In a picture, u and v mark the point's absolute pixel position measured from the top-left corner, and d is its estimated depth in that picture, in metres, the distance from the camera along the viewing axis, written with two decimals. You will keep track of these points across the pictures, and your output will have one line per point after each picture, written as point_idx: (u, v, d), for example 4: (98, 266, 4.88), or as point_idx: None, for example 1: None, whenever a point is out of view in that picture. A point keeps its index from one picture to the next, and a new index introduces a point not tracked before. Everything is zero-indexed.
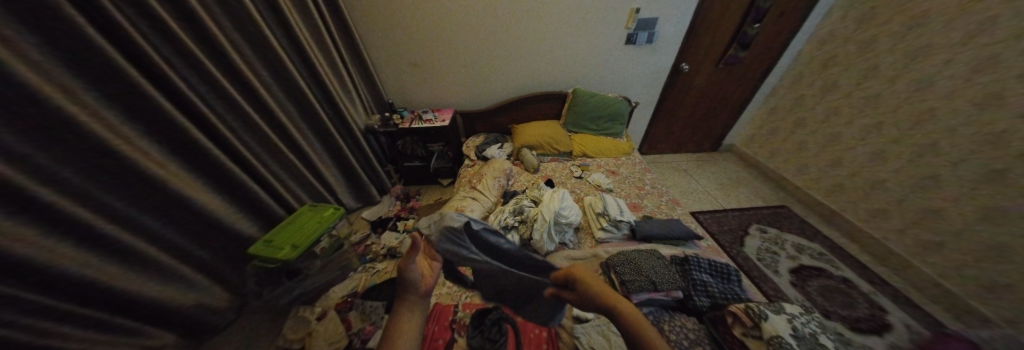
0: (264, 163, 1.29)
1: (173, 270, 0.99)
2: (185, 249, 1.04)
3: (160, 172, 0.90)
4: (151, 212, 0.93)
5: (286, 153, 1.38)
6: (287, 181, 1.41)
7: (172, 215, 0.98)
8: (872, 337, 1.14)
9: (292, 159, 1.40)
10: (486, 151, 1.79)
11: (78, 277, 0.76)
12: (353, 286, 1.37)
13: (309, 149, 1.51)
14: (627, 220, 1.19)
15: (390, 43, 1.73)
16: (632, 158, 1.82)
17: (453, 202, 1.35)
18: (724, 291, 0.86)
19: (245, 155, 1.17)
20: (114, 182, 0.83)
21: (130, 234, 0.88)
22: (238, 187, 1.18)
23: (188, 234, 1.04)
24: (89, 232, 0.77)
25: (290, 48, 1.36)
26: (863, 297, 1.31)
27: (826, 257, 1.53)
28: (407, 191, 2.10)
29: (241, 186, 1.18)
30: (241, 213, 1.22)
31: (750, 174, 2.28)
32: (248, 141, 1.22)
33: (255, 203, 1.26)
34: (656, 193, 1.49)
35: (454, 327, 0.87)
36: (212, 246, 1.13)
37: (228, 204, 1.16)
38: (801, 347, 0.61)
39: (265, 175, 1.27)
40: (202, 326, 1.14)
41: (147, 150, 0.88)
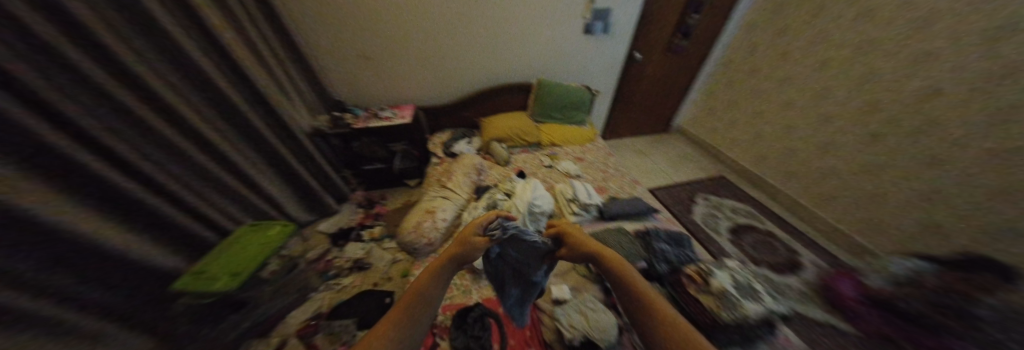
0: (195, 187, 1.05)
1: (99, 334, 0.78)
2: (118, 307, 0.82)
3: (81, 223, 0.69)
4: (68, 273, 0.69)
5: (221, 171, 1.13)
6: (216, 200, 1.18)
7: (92, 268, 0.74)
8: (791, 276, 1.39)
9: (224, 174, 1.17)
10: (454, 147, 1.71)
11: None
12: (317, 307, 1.26)
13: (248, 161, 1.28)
14: (594, 203, 1.26)
15: (334, 32, 1.52)
16: (595, 144, 1.91)
17: (422, 203, 1.28)
18: (680, 255, 0.96)
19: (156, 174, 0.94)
20: (31, 245, 0.61)
21: (57, 306, 0.66)
22: (158, 218, 0.94)
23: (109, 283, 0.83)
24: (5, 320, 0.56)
25: None
26: (783, 244, 1.59)
27: (755, 216, 1.81)
28: (370, 197, 1.94)
29: (160, 216, 0.95)
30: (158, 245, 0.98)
31: (694, 150, 2.57)
32: (176, 168, 0.97)
33: (178, 230, 1.04)
34: (619, 175, 1.60)
35: (435, 330, 0.85)
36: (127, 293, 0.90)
37: (147, 240, 0.93)
38: (740, 295, 0.71)
39: (194, 199, 1.05)
40: None
41: (52, 197, 0.64)
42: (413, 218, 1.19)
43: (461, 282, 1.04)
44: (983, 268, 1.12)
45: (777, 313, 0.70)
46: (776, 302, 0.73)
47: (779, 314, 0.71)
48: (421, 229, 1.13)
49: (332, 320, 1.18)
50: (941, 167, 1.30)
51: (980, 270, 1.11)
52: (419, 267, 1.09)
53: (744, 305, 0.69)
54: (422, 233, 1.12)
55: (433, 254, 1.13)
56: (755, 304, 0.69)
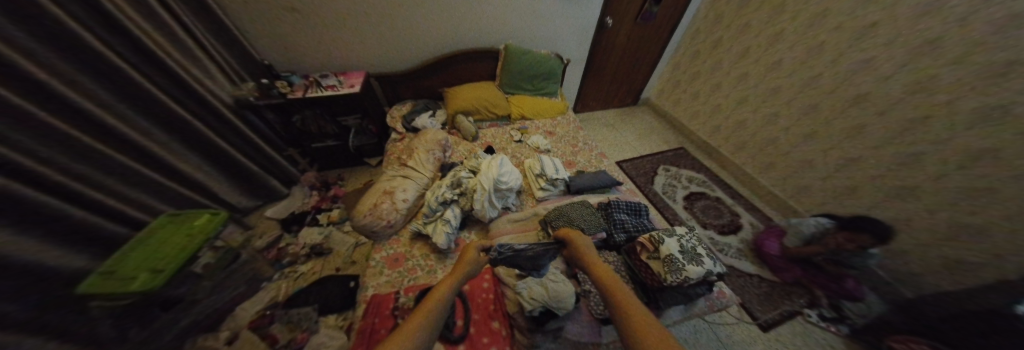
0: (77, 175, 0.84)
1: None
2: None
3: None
4: None
5: (109, 151, 0.92)
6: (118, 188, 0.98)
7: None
8: (731, 236, 1.58)
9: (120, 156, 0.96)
10: (416, 122, 1.56)
11: None
12: (272, 296, 1.21)
13: (155, 143, 1.05)
14: (562, 178, 1.26)
15: None
16: (566, 117, 1.87)
17: (379, 183, 1.18)
18: (637, 225, 1.01)
19: None
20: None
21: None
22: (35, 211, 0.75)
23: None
24: None
25: None
26: (728, 209, 1.77)
27: (707, 184, 1.97)
28: (326, 178, 1.77)
29: (36, 212, 0.75)
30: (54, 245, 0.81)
31: (660, 123, 2.65)
32: (43, 150, 0.77)
33: (79, 226, 0.86)
34: (588, 149, 1.60)
35: (397, 313, 0.84)
36: None
37: (35, 240, 0.76)
38: (685, 259, 0.76)
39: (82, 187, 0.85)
40: None
41: None
42: (369, 200, 1.10)
43: (425, 263, 1.01)
44: (869, 220, 1.16)
45: (714, 272, 0.76)
46: (715, 263, 0.78)
47: (716, 273, 0.77)
48: (378, 211, 1.05)
49: (290, 308, 1.13)
50: (855, 135, 1.46)
51: (865, 226, 1.15)
52: (380, 250, 1.05)
53: (686, 267, 0.74)
54: (380, 216, 1.04)
55: (395, 236, 1.08)
56: (697, 267, 0.75)
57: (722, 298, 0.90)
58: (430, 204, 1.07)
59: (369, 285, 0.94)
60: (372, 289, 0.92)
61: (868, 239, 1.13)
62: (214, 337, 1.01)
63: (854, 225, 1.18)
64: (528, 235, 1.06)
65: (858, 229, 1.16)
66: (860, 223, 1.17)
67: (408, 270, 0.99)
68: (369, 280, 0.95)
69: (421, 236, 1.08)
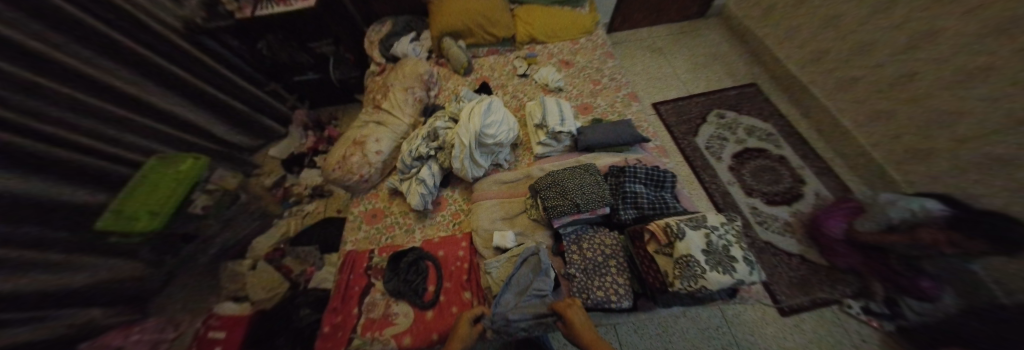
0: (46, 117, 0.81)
1: (40, 262, 0.79)
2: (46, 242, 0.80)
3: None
4: None
5: (68, 89, 0.85)
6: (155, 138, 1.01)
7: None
8: (781, 207, 1.26)
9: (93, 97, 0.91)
10: (394, 48, 1.26)
11: None
12: (283, 232, 1.29)
13: (113, 76, 0.95)
14: (568, 131, 0.97)
15: None
16: (593, 39, 1.37)
17: (352, 131, 1.05)
18: (654, 200, 0.77)
19: None
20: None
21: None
22: (24, 154, 0.76)
23: (27, 221, 0.77)
24: None
25: None
26: (790, 172, 1.37)
27: (772, 137, 1.50)
28: (318, 117, 1.67)
29: (26, 154, 0.76)
30: (86, 186, 0.88)
31: (730, 46, 1.92)
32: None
33: (82, 170, 0.89)
34: (614, 87, 1.21)
35: (370, 272, 0.83)
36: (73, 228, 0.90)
37: (42, 180, 0.80)
38: (707, 263, 0.55)
39: (56, 130, 0.82)
40: None
41: None
42: (340, 151, 0.99)
43: (403, 221, 0.95)
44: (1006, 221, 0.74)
45: (748, 284, 0.55)
46: (753, 272, 0.56)
47: (750, 285, 0.55)
48: (348, 165, 0.94)
49: (297, 245, 1.22)
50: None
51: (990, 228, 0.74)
52: (359, 204, 0.99)
53: (705, 276, 0.53)
54: (351, 170, 0.94)
55: (373, 191, 1.01)
56: (723, 275, 0.54)
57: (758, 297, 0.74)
58: (404, 160, 0.93)
59: (347, 239, 0.92)
60: (350, 244, 0.91)
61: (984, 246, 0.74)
62: (242, 264, 1.18)
63: (972, 224, 0.77)
64: (514, 200, 0.89)
65: (976, 229, 0.76)
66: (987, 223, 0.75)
67: (385, 227, 0.94)
68: (347, 234, 0.93)
69: (399, 193, 1.00)
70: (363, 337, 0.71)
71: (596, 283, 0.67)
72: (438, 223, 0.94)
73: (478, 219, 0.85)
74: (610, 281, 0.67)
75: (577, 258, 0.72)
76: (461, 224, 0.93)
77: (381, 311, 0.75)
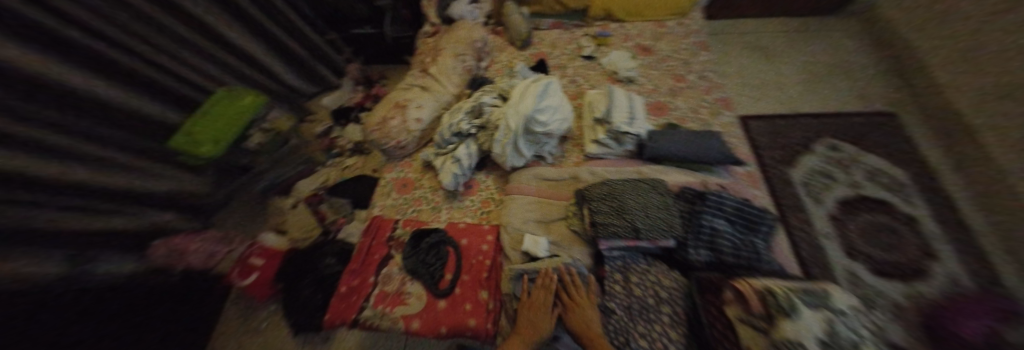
0: (132, 31, 0.87)
1: (113, 161, 0.89)
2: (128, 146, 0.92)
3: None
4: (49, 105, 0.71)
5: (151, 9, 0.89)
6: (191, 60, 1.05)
7: (40, 92, 0.69)
8: (894, 283, 0.90)
9: (174, 23, 0.96)
10: (451, 8, 1.15)
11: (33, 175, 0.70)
12: (322, 180, 1.35)
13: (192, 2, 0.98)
14: (635, 133, 0.79)
15: None
16: (686, 24, 1.10)
17: (395, 92, 0.99)
18: (737, 246, 0.60)
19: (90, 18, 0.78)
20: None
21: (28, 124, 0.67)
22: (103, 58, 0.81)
23: (108, 124, 0.86)
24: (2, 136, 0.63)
25: None
26: (916, 240, 0.97)
27: (903, 190, 1.08)
28: (368, 73, 1.67)
29: (106, 60, 0.82)
30: (151, 99, 0.96)
31: (868, 57, 1.46)
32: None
33: (155, 86, 0.96)
34: (701, 87, 0.97)
35: (391, 243, 0.80)
36: (157, 139, 1.01)
37: (121, 87, 0.87)
38: None
39: (135, 43, 0.88)
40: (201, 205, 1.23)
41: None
42: (381, 111, 0.95)
43: (431, 197, 0.90)
44: None
45: None
46: None
47: None
48: (385, 128, 0.90)
49: (333, 196, 1.27)
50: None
51: None
52: (391, 170, 0.96)
53: None
54: (388, 134, 0.89)
55: (406, 160, 0.96)
56: None
57: None
58: (443, 133, 0.86)
59: (375, 204, 0.91)
60: (377, 209, 0.89)
61: None
62: (285, 202, 1.27)
63: None
64: (553, 202, 0.77)
65: None
66: None
67: (413, 199, 0.90)
68: (376, 199, 0.91)
69: (431, 167, 0.94)
70: (373, 309, 0.68)
71: (640, 330, 0.54)
72: (466, 207, 0.87)
73: (510, 214, 0.76)
74: (659, 331, 0.54)
75: (620, 291, 0.60)
76: (489, 214, 0.85)
77: (396, 286, 0.72)
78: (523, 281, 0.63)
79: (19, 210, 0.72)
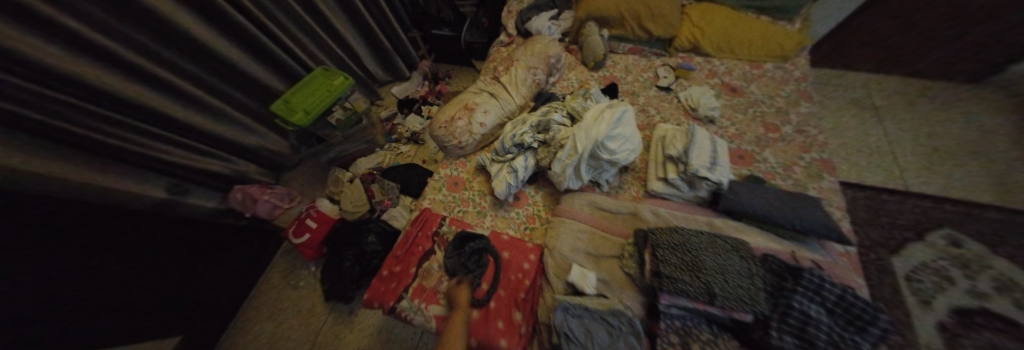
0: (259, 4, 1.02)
1: (223, 112, 1.06)
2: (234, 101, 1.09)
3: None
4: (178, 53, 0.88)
5: None
6: (301, 39, 1.22)
7: (171, 40, 0.84)
8: None
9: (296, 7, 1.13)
10: (531, 22, 1.18)
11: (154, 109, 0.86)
12: (378, 161, 1.45)
13: None
14: (715, 181, 0.71)
15: None
16: (786, 68, 0.99)
17: (466, 95, 1.04)
18: (840, 346, 0.49)
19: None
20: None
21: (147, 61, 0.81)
22: (231, 22, 0.95)
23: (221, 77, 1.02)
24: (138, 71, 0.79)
25: None
26: None
27: None
28: (437, 70, 1.78)
29: (232, 24, 0.96)
30: (262, 66, 1.14)
31: None
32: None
33: (267, 55, 1.12)
34: (797, 142, 0.85)
35: (435, 239, 0.82)
36: (260, 100, 1.19)
37: (238, 49, 1.03)
38: None
39: (261, 16, 1.03)
40: (279, 163, 1.40)
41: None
42: (450, 111, 0.99)
43: (478, 201, 0.90)
44: None
45: None
46: None
47: None
48: (452, 127, 0.93)
49: (385, 178, 1.35)
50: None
51: None
52: (446, 167, 1.00)
53: None
54: (452, 133, 0.93)
55: (462, 160, 0.99)
56: None
57: None
58: (504, 142, 0.86)
59: (426, 196, 0.94)
60: (427, 202, 0.92)
61: None
62: (343, 174, 1.38)
63: None
64: (608, 237, 0.73)
65: None
66: None
67: (461, 199, 0.91)
68: (428, 192, 0.95)
69: (484, 171, 0.95)
70: (411, 301, 0.71)
71: None
72: (511, 219, 0.86)
73: (558, 238, 0.73)
74: None
75: None
76: (534, 232, 0.82)
77: (434, 282, 0.74)
78: (562, 313, 0.58)
79: (140, 135, 0.86)
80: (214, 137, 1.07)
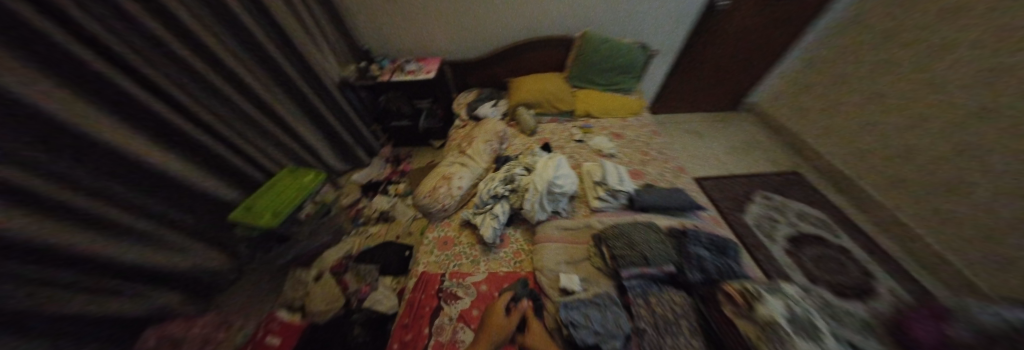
0: (224, 122, 1.14)
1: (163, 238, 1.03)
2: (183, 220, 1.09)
3: (67, 114, 0.73)
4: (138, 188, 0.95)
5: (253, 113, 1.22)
6: (267, 148, 1.33)
7: (109, 166, 0.87)
8: (855, 302, 1.18)
9: (265, 123, 1.28)
10: (479, 110, 1.61)
11: (94, 250, 0.84)
12: (348, 248, 1.41)
13: (283, 110, 1.35)
14: (626, 190, 1.11)
15: None
16: (640, 119, 1.62)
17: (441, 168, 1.29)
18: (722, 266, 0.81)
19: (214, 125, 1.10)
20: (62, 143, 0.76)
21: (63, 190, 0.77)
22: (194, 146, 1.07)
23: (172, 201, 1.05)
24: (93, 216, 0.83)
25: None
26: (857, 265, 1.31)
27: (828, 226, 1.48)
28: (397, 154, 2.02)
29: (190, 140, 1.05)
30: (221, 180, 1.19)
31: (767, 137, 2.10)
32: (198, 96, 1.05)
33: (228, 167, 1.20)
34: (662, 159, 1.37)
35: (441, 295, 0.89)
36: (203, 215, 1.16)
37: (197, 170, 1.09)
38: (794, 331, 0.58)
39: (226, 131, 1.15)
40: (202, 284, 1.22)
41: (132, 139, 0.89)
42: (430, 182, 1.22)
43: (470, 251, 1.04)
44: None
45: None
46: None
47: None
48: (436, 193, 1.15)
49: (359, 262, 1.31)
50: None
51: None
52: (433, 230, 1.14)
53: (795, 343, 0.55)
54: (437, 198, 1.14)
55: (447, 220, 1.16)
56: (815, 346, 0.56)
57: None
58: (482, 195, 1.10)
59: (420, 261, 1.03)
60: (422, 266, 1.01)
61: None
62: (308, 274, 1.29)
63: None
64: (579, 247, 0.97)
65: None
66: None
67: (454, 254, 1.03)
68: (421, 256, 1.04)
69: (469, 225, 1.13)
70: None
71: (670, 343, 0.67)
72: (501, 258, 1.02)
73: (544, 258, 0.93)
74: (685, 342, 0.67)
75: (646, 313, 0.74)
76: (523, 263, 1.00)
77: (449, 336, 0.79)
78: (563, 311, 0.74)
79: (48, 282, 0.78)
80: (126, 263, 0.95)
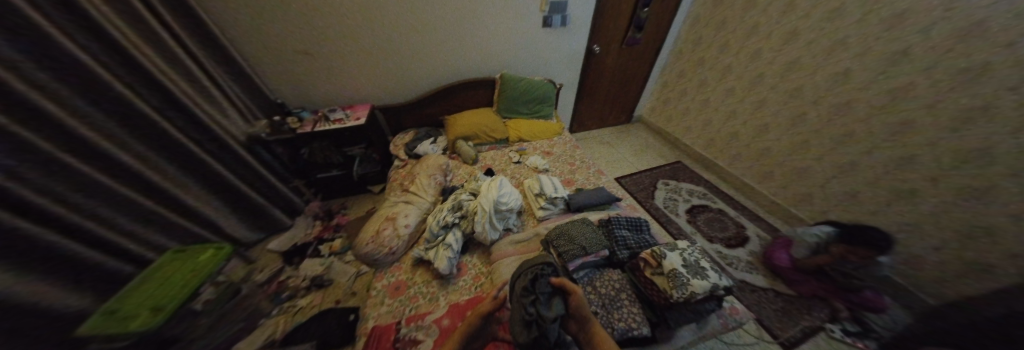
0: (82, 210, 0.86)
1: None
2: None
3: None
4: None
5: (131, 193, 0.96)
6: (143, 235, 1.02)
7: None
8: (739, 249, 1.59)
9: (148, 203, 1.01)
10: (417, 148, 1.64)
11: None
12: (269, 333, 1.11)
13: (173, 182, 1.10)
14: (561, 196, 1.28)
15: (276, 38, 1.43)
16: (563, 137, 1.93)
17: (383, 210, 1.24)
18: (639, 240, 1.00)
19: (62, 218, 0.81)
20: None
21: None
22: (46, 254, 0.76)
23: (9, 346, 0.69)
24: None
25: (106, 53, 0.95)
26: (732, 220, 1.78)
27: (707, 196, 1.99)
28: (329, 208, 1.84)
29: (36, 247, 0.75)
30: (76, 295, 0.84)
31: (655, 138, 2.73)
32: (45, 183, 0.78)
33: (83, 273, 0.86)
34: (585, 166, 1.64)
35: (398, 344, 0.81)
36: None
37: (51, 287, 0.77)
38: (689, 273, 0.77)
39: (85, 223, 0.85)
40: None
41: None
42: (373, 228, 1.14)
43: (426, 290, 0.99)
44: (873, 231, 1.21)
45: (722, 285, 0.75)
46: (721, 277, 0.79)
47: (724, 285, 0.76)
48: (381, 238, 1.08)
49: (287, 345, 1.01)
50: (853, 127, 1.45)
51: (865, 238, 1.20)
52: (382, 278, 1.05)
53: (691, 282, 0.74)
54: (382, 243, 1.07)
55: (397, 264, 1.09)
56: (702, 280, 0.75)
57: (734, 315, 0.83)
58: (432, 228, 1.10)
59: (369, 316, 0.91)
60: (372, 320, 0.89)
61: (868, 251, 1.17)
62: None
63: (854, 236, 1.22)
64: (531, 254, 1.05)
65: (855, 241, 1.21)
66: (862, 234, 1.22)
67: (409, 298, 0.96)
68: (369, 311, 0.93)
69: (422, 262, 1.08)
70: None
71: (617, 316, 0.78)
72: (461, 287, 1.00)
73: (501, 273, 0.97)
74: (627, 310, 0.79)
75: (594, 296, 0.85)
76: (484, 285, 1.01)
77: None
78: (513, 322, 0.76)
79: None
80: None
